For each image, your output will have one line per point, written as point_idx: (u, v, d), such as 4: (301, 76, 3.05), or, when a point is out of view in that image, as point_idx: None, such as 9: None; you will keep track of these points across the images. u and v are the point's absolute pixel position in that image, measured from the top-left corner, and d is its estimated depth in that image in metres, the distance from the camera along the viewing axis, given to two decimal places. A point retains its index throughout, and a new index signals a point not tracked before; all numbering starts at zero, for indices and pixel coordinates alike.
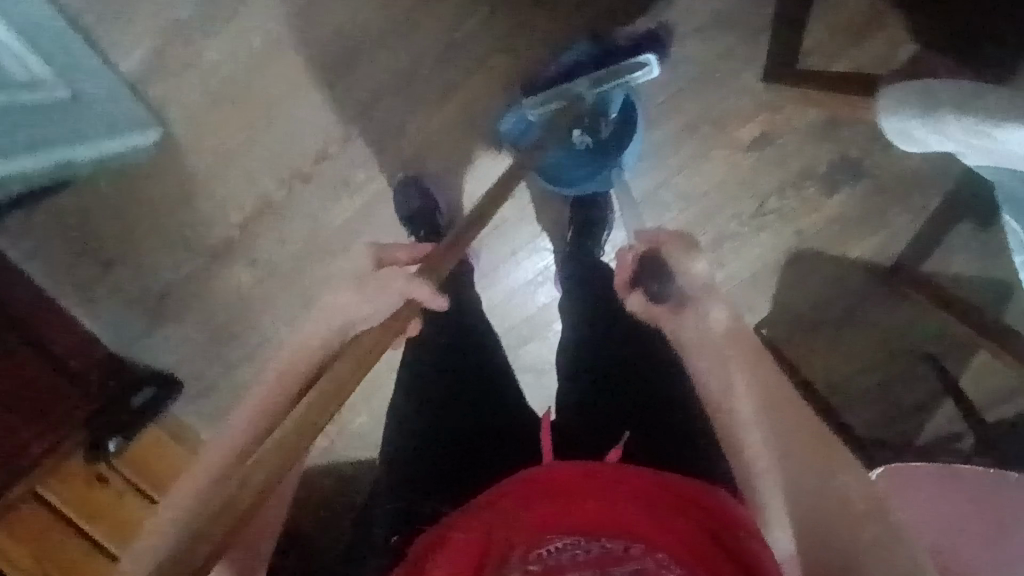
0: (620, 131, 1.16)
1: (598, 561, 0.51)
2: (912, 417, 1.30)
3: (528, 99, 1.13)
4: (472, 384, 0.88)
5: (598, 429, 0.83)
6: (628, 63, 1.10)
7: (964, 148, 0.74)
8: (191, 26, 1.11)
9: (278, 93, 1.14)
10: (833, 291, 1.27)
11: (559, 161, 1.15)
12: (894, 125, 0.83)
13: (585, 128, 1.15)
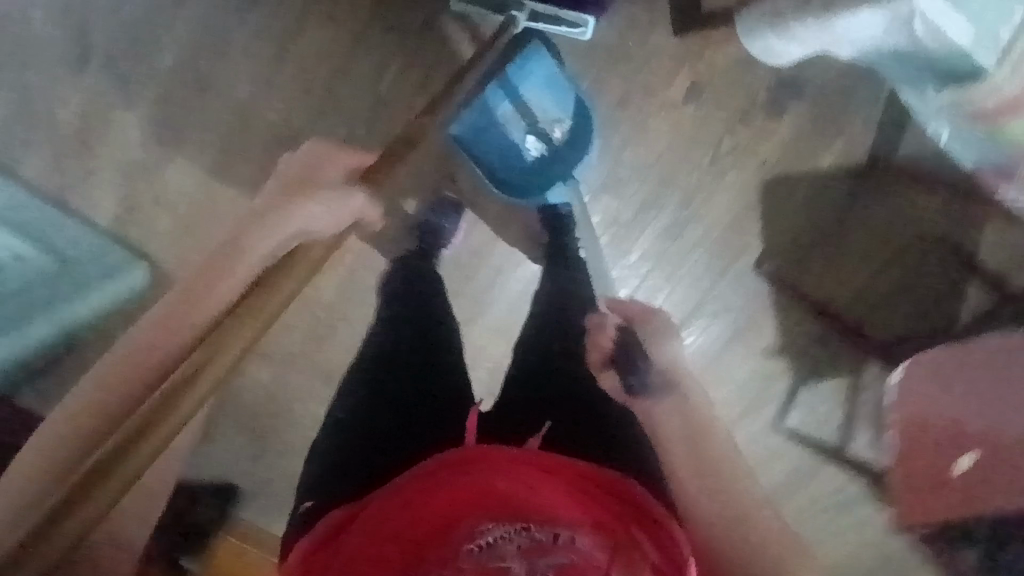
0: (573, 140, 1.25)
1: (528, 550, 0.69)
2: (946, 307, 1.26)
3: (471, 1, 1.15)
4: (429, 361, 0.94)
5: (530, 408, 0.93)
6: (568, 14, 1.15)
7: (811, 43, 1.07)
8: (149, 164, 1.21)
9: (242, 197, 1.22)
10: (817, 208, 1.27)
11: (508, 162, 1.25)
12: (755, 43, 1.15)
13: (538, 134, 1.25)
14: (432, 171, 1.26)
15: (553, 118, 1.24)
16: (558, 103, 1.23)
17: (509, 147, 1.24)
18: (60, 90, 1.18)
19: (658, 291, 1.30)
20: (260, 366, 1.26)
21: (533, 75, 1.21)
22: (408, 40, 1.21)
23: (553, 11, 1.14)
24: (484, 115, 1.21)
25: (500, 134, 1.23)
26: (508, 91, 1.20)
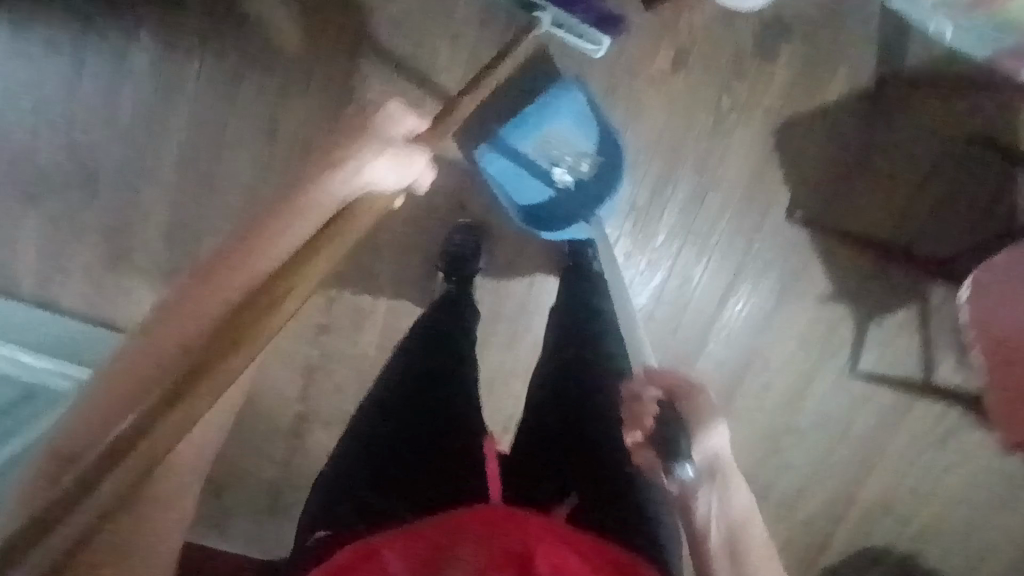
0: (602, 175, 1.20)
1: None
2: (999, 204, 1.24)
3: None
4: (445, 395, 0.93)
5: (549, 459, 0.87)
6: (586, 33, 1.14)
7: None
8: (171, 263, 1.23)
9: None
10: (836, 141, 1.24)
11: (531, 193, 1.22)
12: None
13: (566, 167, 1.21)
14: (443, 201, 1.23)
15: (581, 153, 1.20)
16: (588, 138, 1.19)
17: (533, 178, 1.21)
18: (72, 209, 1.18)
19: (692, 271, 1.29)
20: (323, 429, 1.28)
21: (563, 110, 1.18)
22: (389, 72, 1.17)
23: (574, 23, 1.13)
24: (510, 145, 1.21)
25: (524, 165, 1.21)
26: (536, 124, 1.19)
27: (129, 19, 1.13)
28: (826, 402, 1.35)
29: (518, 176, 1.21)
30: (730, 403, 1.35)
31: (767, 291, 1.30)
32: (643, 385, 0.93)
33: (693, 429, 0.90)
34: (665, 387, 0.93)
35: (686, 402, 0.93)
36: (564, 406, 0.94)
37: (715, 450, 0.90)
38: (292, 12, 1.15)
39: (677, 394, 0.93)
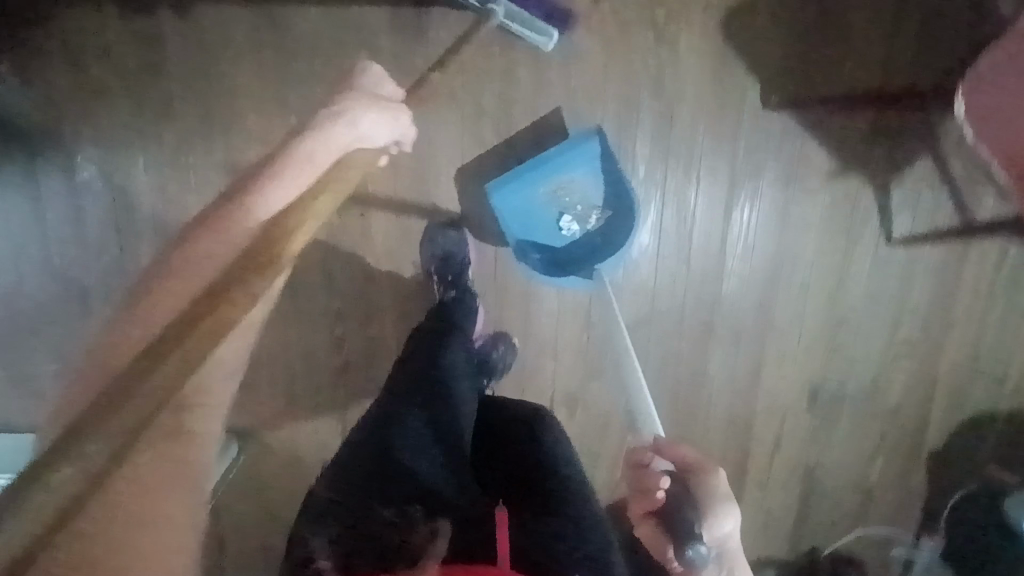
0: (609, 230, 1.23)
1: None
2: (979, 19, 1.15)
3: None
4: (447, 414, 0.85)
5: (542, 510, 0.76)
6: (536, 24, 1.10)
7: None
8: None
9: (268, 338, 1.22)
10: (788, 15, 1.15)
11: (537, 238, 1.22)
12: None
13: (574, 216, 1.21)
14: (414, 211, 1.20)
15: (592, 205, 1.21)
16: (601, 191, 1.20)
17: (542, 221, 1.21)
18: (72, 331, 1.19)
19: (687, 194, 1.22)
20: None
21: (580, 160, 1.18)
22: (319, 101, 1.14)
23: (526, 16, 1.10)
24: (526, 186, 1.18)
25: (536, 208, 1.20)
26: (553, 167, 1.18)
27: (58, 136, 1.13)
28: (871, 283, 1.27)
29: (526, 215, 1.20)
30: (770, 316, 1.29)
31: (770, 197, 1.23)
32: (652, 458, 0.98)
33: (703, 514, 0.93)
34: (679, 462, 0.96)
35: (703, 480, 0.94)
36: (546, 481, 0.80)
37: (725, 534, 0.94)
38: (208, 73, 1.12)
39: (690, 470, 0.95)
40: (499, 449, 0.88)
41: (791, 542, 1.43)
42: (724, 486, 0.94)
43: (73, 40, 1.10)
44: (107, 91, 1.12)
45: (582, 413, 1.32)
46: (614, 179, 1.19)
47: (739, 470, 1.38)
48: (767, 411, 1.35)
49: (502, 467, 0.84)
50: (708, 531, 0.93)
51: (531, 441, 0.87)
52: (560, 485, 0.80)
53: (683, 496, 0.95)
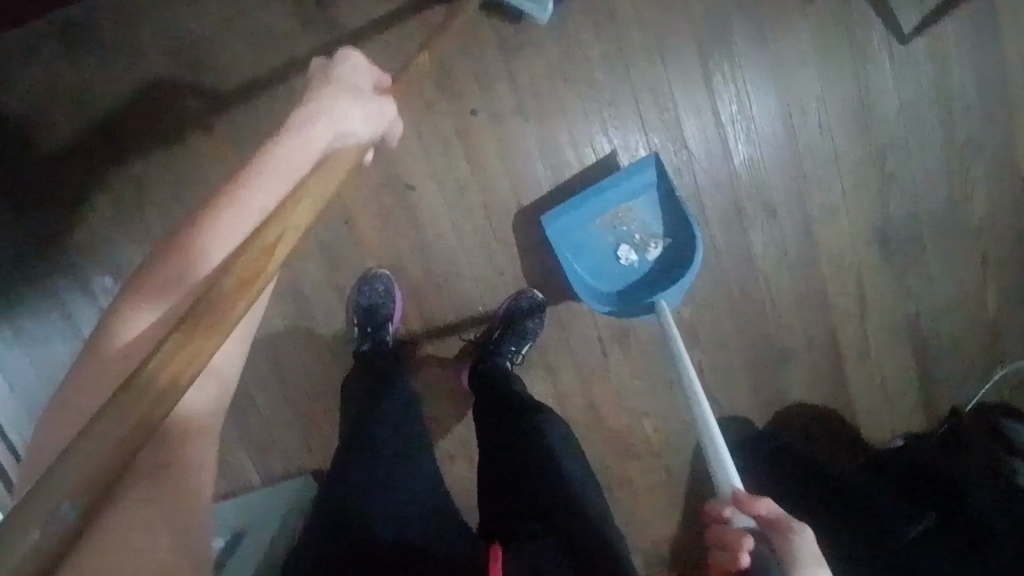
0: (670, 259, 1.15)
1: None
2: None
3: None
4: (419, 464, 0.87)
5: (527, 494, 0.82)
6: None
7: None
8: (239, 422, 1.23)
9: (312, 374, 1.22)
10: None
11: (597, 271, 1.16)
12: None
13: (632, 245, 1.15)
14: (394, 201, 1.15)
15: (651, 234, 1.15)
16: (660, 219, 1.14)
17: (597, 253, 1.16)
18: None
19: (658, 75, 1.12)
20: (456, 459, 1.26)
21: (638, 187, 1.13)
22: (270, 129, 1.14)
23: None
24: (580, 218, 1.14)
25: (592, 241, 1.16)
26: (609, 198, 1.13)
27: (59, 254, 1.15)
28: (898, 93, 1.14)
29: (586, 253, 1.15)
30: (798, 167, 1.16)
31: (754, 65, 1.12)
32: (729, 512, 0.70)
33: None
34: (762, 518, 0.68)
35: (788, 541, 0.65)
36: (527, 460, 0.85)
37: None
38: (167, 143, 1.13)
39: (774, 529, 0.67)
40: (485, 448, 0.91)
41: (926, 405, 1.26)
42: (815, 546, 0.64)
43: (36, 159, 1.12)
44: (83, 195, 1.14)
45: (637, 343, 1.24)
46: (673, 207, 1.14)
47: (838, 347, 1.23)
48: (840, 273, 1.20)
49: (489, 456, 0.89)
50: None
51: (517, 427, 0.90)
52: (546, 466, 0.84)
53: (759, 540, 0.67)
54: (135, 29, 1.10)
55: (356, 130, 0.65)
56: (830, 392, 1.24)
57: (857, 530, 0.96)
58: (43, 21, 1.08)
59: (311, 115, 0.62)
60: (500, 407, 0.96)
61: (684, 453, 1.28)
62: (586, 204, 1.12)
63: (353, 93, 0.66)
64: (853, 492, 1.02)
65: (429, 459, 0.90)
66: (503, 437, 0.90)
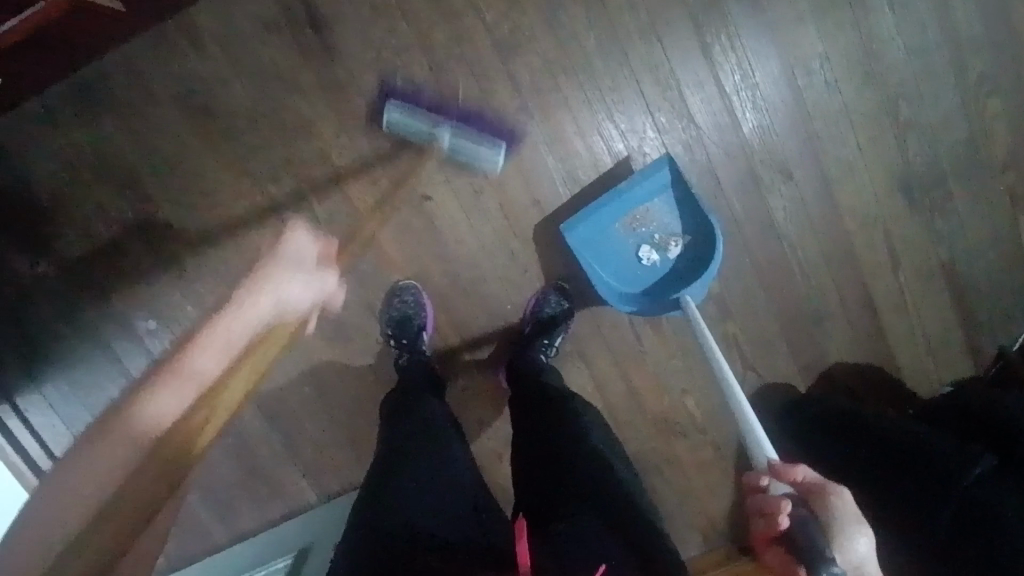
0: (691, 257, 1.16)
1: None
2: None
3: (396, 106, 1.11)
4: (447, 464, 0.88)
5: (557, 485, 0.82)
6: (487, 145, 1.11)
7: None
8: (290, 445, 1.27)
9: (355, 391, 1.25)
10: None
11: (619, 273, 1.17)
12: None
13: (653, 245, 1.16)
14: (413, 213, 1.18)
15: (671, 233, 1.15)
16: (679, 218, 1.15)
17: (618, 256, 1.17)
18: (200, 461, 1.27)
19: (656, 55, 1.12)
20: (503, 457, 1.28)
21: (656, 187, 1.13)
22: (284, 161, 1.16)
23: (471, 139, 1.11)
24: (600, 222, 1.14)
25: (613, 244, 1.16)
26: (629, 199, 1.13)
27: (103, 302, 1.20)
28: (903, 39, 1.12)
29: (608, 257, 1.16)
30: (809, 127, 1.15)
31: (751, 31, 1.12)
32: (767, 480, 0.73)
33: (828, 537, 0.66)
34: (800, 484, 0.72)
35: (828, 501, 0.68)
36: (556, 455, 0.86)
37: (860, 560, 0.67)
38: (190, 186, 1.17)
39: (812, 492, 0.70)
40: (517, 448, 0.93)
41: (971, 349, 1.24)
42: (853, 506, 0.68)
43: (69, 215, 1.17)
44: (116, 244, 1.19)
45: (669, 324, 1.25)
46: (692, 203, 1.14)
47: (874, 302, 1.21)
48: (866, 228, 1.19)
49: (523, 454, 0.90)
50: (842, 559, 0.66)
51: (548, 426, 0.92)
52: (576, 458, 0.85)
53: (797, 503, 0.70)
54: (145, 81, 1.13)
55: (296, 302, 0.76)
56: (871, 348, 1.23)
57: (903, 470, 0.95)
58: (60, 85, 1.13)
59: (260, 291, 0.72)
60: (530, 408, 0.98)
61: (728, 425, 1.28)
62: (604, 209, 1.12)
63: (298, 269, 0.77)
64: (900, 433, 1.00)
65: (459, 457, 0.91)
66: (535, 436, 0.91)
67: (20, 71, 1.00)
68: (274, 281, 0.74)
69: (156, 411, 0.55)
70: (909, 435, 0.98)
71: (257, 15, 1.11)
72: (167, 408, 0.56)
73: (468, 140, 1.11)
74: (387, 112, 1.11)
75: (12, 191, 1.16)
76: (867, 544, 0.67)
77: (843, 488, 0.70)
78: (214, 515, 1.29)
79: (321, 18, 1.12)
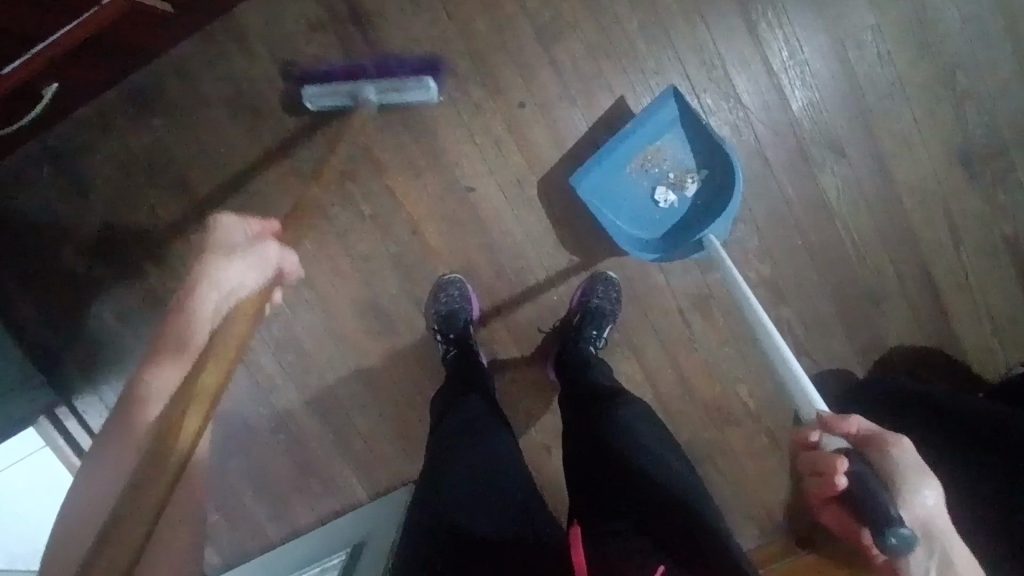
0: (710, 192, 1.13)
1: None
2: None
3: (312, 89, 1.10)
4: (503, 464, 0.86)
5: (614, 480, 0.79)
6: (412, 82, 1.09)
7: None
8: (340, 440, 1.27)
9: (403, 385, 1.25)
10: None
11: (638, 217, 1.15)
12: None
13: (669, 185, 1.14)
14: (457, 205, 1.18)
15: (685, 169, 1.13)
16: (691, 153, 1.12)
17: (634, 201, 1.14)
18: (254, 458, 1.28)
19: (700, 36, 1.10)
20: (553, 449, 1.26)
21: (664, 124, 1.11)
22: (328, 156, 1.17)
23: (394, 84, 1.10)
24: (610, 167, 1.12)
25: (627, 189, 1.14)
26: (636, 140, 1.11)
27: (156, 303, 1.23)
28: (957, 6, 1.09)
29: (624, 202, 1.14)
30: (860, 102, 1.11)
31: (797, 5, 1.09)
32: (818, 436, 0.72)
33: (892, 492, 0.66)
34: (853, 436, 0.71)
35: (887, 453, 0.68)
36: (613, 449, 0.83)
37: (923, 512, 0.66)
38: (238, 187, 1.19)
39: (868, 445, 0.70)
40: (572, 438, 0.90)
41: None
42: (913, 457, 0.68)
43: (122, 219, 1.20)
44: (168, 245, 1.21)
45: (718, 308, 1.22)
46: (703, 137, 1.11)
47: (933, 281, 1.17)
48: (923, 204, 1.15)
49: (577, 445, 0.88)
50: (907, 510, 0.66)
51: (603, 418, 0.89)
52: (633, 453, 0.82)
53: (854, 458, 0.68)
54: (194, 84, 1.15)
55: (238, 286, 0.84)
56: (931, 329, 1.19)
57: (988, 446, 0.91)
58: (113, 90, 1.16)
59: (201, 284, 0.84)
60: (581, 405, 0.96)
61: (783, 412, 1.25)
62: (612, 152, 1.10)
63: (232, 258, 0.85)
64: (973, 414, 0.97)
65: (512, 455, 0.89)
66: (589, 428, 0.89)
67: (74, 78, 1.03)
68: (207, 274, 0.83)
69: (155, 378, 0.79)
70: (990, 418, 0.95)
71: (300, 14, 1.13)
72: (167, 379, 0.79)
73: (393, 86, 1.09)
74: (308, 98, 1.11)
75: (70, 197, 1.19)
76: (929, 495, 0.67)
77: (900, 437, 0.70)
78: (268, 512, 1.30)
79: (365, 14, 1.12)
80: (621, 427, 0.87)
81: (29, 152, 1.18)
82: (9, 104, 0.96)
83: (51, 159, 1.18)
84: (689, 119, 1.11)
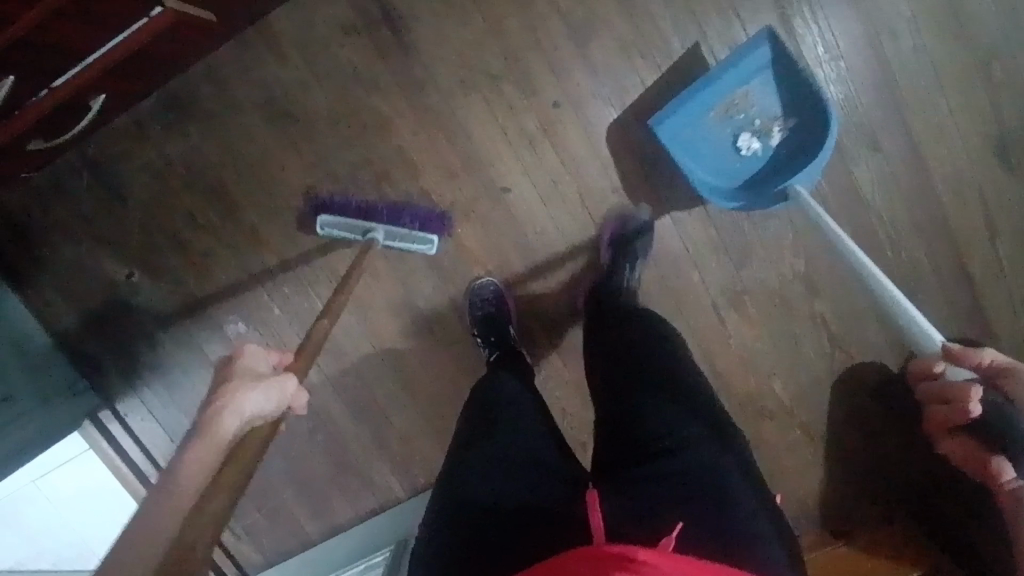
0: (795, 142, 1.12)
1: None
2: None
3: (329, 218, 1.16)
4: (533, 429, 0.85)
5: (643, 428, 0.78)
6: (421, 237, 1.15)
7: None
8: (378, 438, 1.29)
9: (439, 384, 1.26)
10: None
11: (718, 163, 1.14)
12: None
13: (753, 132, 1.12)
14: (492, 205, 1.18)
15: (772, 117, 1.11)
16: (778, 101, 1.11)
17: (715, 148, 1.13)
18: (294, 458, 1.30)
19: (734, 32, 1.11)
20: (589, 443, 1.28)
21: (752, 69, 1.09)
22: (363, 157, 1.18)
23: (406, 232, 1.15)
24: (695, 111, 1.10)
25: (709, 134, 1.12)
26: (723, 85, 1.10)
27: (196, 308, 1.24)
28: None
29: (705, 147, 1.13)
30: (897, 94, 1.11)
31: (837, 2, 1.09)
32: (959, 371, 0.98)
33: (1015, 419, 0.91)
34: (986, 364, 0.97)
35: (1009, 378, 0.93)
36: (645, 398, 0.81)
37: None
38: (274, 191, 1.20)
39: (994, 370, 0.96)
40: (606, 383, 0.88)
41: None
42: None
43: (160, 226, 1.22)
44: (207, 250, 1.22)
45: (753, 302, 1.22)
46: (793, 84, 1.10)
47: (969, 272, 1.17)
48: (960, 194, 1.15)
49: (611, 388, 0.86)
50: None
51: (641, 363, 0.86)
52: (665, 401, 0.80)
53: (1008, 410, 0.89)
54: (229, 91, 1.17)
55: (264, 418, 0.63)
56: (967, 319, 1.19)
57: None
58: (148, 100, 1.17)
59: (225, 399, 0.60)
60: (612, 348, 0.92)
61: (818, 404, 1.26)
62: (697, 95, 1.09)
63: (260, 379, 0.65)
64: None
65: None
66: (624, 373, 0.86)
67: (116, 88, 1.04)
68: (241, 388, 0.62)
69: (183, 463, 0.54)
70: None
71: (333, 18, 1.14)
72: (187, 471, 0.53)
73: (403, 237, 1.15)
74: (322, 224, 1.16)
75: (108, 205, 1.21)
76: None
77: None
78: (307, 510, 1.32)
79: (400, 18, 1.13)
80: (653, 374, 0.84)
81: (67, 162, 1.20)
82: (57, 116, 0.97)
83: (88, 167, 1.20)
84: (781, 66, 1.09)
